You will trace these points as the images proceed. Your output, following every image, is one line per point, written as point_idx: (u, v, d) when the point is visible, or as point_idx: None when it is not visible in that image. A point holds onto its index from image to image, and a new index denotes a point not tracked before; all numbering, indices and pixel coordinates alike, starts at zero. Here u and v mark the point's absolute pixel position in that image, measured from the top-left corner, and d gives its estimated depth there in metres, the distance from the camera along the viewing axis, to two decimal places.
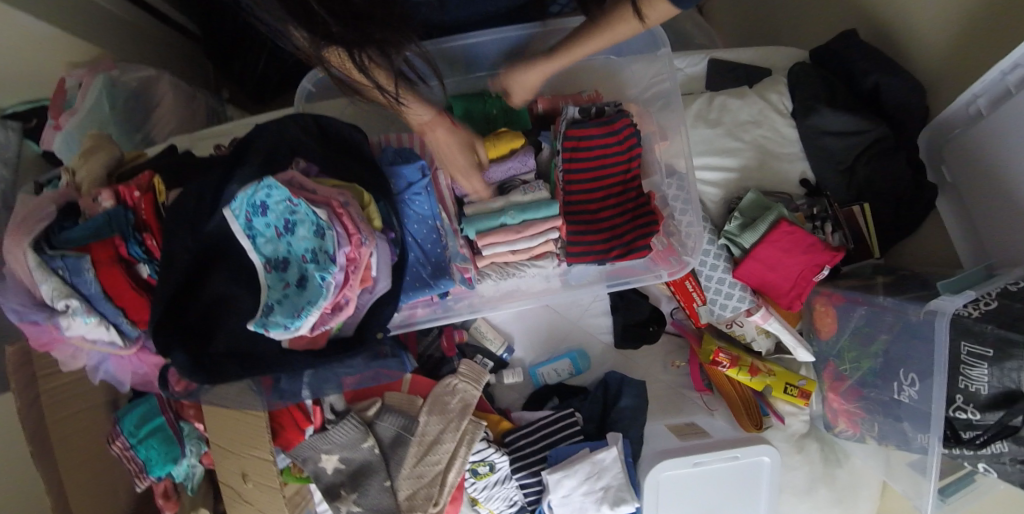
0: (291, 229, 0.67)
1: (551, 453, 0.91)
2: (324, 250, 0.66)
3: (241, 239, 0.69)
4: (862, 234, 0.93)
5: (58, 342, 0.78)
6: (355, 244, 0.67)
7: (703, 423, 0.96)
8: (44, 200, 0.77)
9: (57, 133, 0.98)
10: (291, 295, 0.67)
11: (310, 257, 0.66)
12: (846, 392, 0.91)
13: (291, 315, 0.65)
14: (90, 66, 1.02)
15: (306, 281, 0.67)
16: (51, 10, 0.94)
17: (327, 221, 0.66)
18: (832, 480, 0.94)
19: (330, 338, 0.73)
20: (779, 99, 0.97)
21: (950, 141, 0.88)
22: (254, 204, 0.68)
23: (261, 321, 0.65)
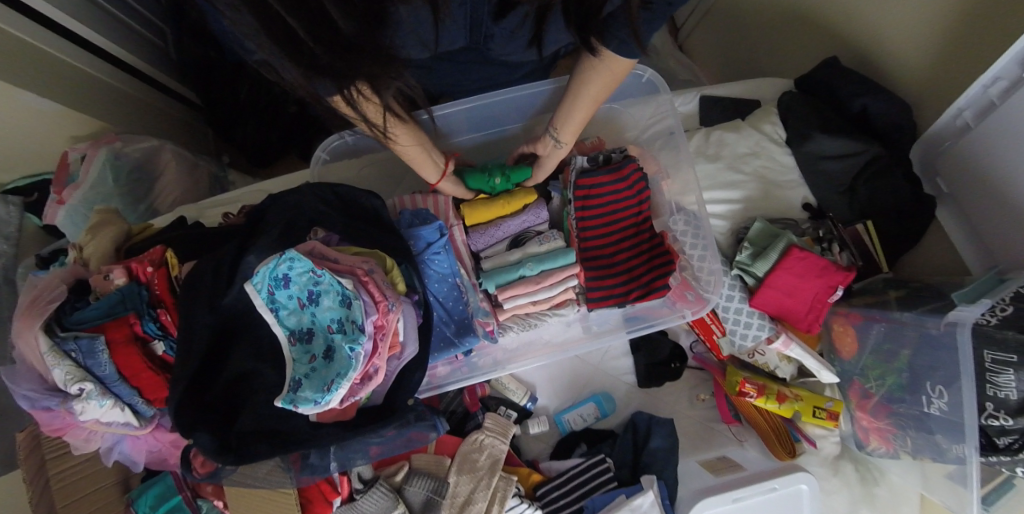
0: (316, 300, 0.66)
1: (588, 503, 0.89)
2: (352, 319, 0.65)
3: (264, 313, 0.67)
4: (870, 252, 0.95)
5: (72, 426, 0.75)
6: (383, 310, 0.66)
7: (735, 455, 0.94)
8: (54, 280, 0.78)
9: (60, 208, 0.97)
10: (318, 368, 0.66)
11: (337, 327, 0.65)
12: (874, 408, 0.90)
13: (321, 390, 0.63)
14: (93, 141, 1.03)
15: (333, 353, 0.66)
16: (52, 87, 0.95)
17: (353, 290, 0.65)
18: (872, 500, 0.93)
19: (359, 408, 0.71)
20: (773, 129, 0.99)
21: (942, 154, 0.91)
22: (276, 276, 0.67)
23: (290, 397, 0.63)
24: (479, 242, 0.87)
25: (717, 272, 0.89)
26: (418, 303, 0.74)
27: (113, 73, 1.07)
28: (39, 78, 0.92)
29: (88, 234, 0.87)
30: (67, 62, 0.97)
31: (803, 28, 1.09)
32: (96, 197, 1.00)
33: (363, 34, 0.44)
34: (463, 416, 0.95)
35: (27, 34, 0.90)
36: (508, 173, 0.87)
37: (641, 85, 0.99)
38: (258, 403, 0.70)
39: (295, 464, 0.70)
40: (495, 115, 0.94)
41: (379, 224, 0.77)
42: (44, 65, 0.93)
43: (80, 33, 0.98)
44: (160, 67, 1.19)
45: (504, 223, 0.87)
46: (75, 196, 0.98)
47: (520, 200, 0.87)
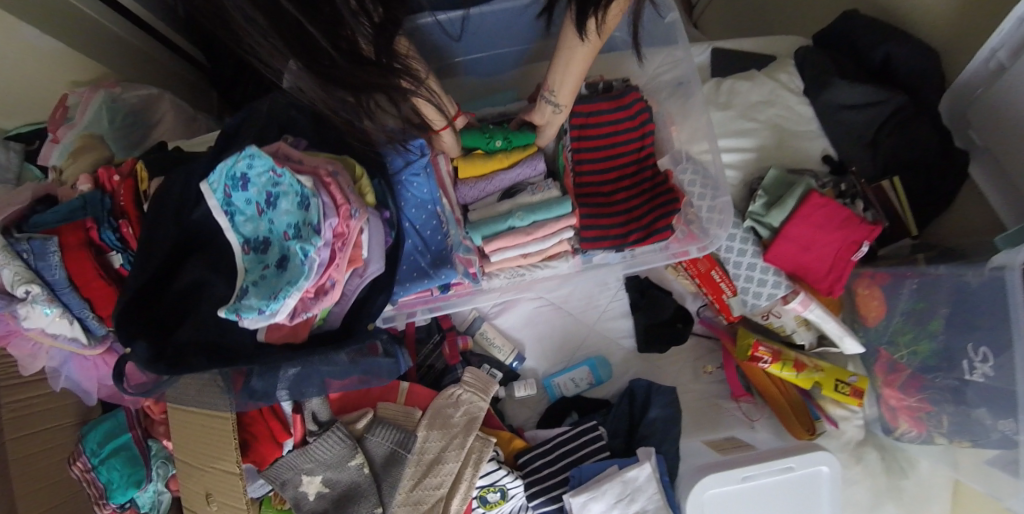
0: (274, 204, 0.62)
1: (573, 473, 0.79)
2: (309, 222, 0.60)
3: (219, 218, 0.63)
4: (896, 210, 0.85)
5: (16, 336, 0.72)
6: (344, 215, 0.61)
7: (746, 437, 0.82)
8: (23, 189, 0.76)
9: (55, 148, 0.95)
10: (269, 277, 0.60)
11: (293, 233, 0.60)
12: (903, 383, 0.77)
13: (267, 298, 0.57)
14: (93, 85, 1.00)
15: (287, 260, 0.60)
16: (64, 31, 0.94)
17: (312, 190, 0.61)
18: (898, 493, 0.78)
19: (313, 330, 0.65)
20: (789, 78, 0.92)
21: (974, 103, 0.81)
22: (233, 176, 0.62)
23: (233, 307, 0.58)
24: (468, 195, 0.81)
25: (724, 214, 0.80)
26: (392, 223, 0.70)
27: (127, 28, 1.06)
28: (51, 20, 0.91)
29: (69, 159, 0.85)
30: (83, 11, 0.97)
31: None
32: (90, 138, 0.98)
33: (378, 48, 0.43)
34: (441, 372, 0.87)
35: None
36: (511, 137, 0.79)
37: (659, 29, 0.92)
38: (206, 313, 0.64)
39: (240, 383, 0.65)
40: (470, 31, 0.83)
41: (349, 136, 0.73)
42: (60, 10, 0.93)
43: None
44: (176, 27, 1.18)
45: (497, 176, 0.81)
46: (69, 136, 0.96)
47: (518, 154, 0.80)
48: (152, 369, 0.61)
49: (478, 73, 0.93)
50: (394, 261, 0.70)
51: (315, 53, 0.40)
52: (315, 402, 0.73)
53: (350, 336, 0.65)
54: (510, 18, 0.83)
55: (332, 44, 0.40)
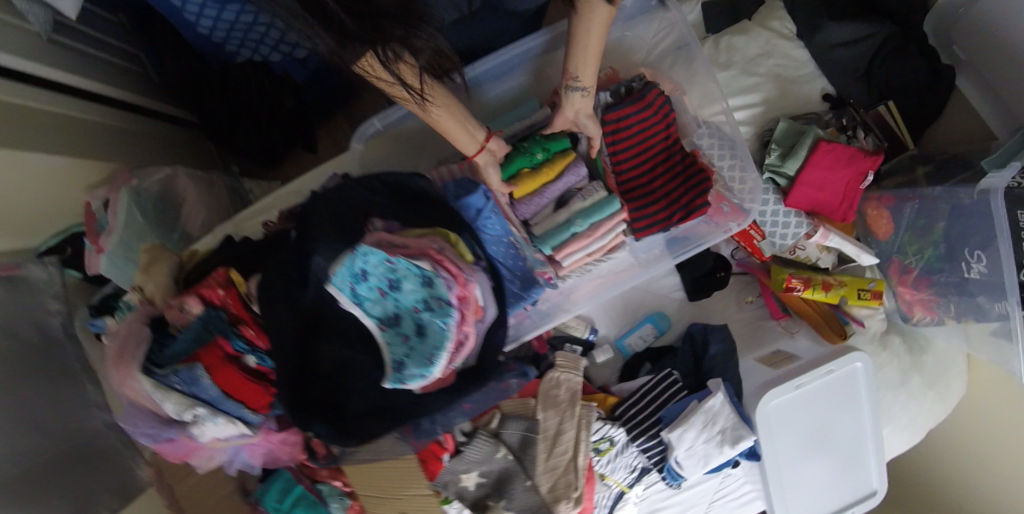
0: (397, 286, 0.71)
1: (664, 413, 0.97)
2: (437, 296, 0.70)
3: (350, 309, 0.72)
4: (893, 131, 0.96)
5: (195, 451, 0.86)
6: (462, 282, 0.71)
7: (788, 347, 1.01)
8: (134, 321, 0.87)
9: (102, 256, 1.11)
10: (415, 346, 0.72)
11: (423, 306, 0.71)
12: (918, 281, 0.95)
13: (425, 364, 0.70)
14: (110, 185, 1.16)
15: (425, 329, 0.71)
16: (58, 142, 1.05)
17: (432, 270, 0.70)
18: (921, 367, 0.98)
19: (457, 372, 0.77)
20: (780, 24, 0.99)
21: (956, 22, 0.93)
22: (355, 273, 0.70)
23: (397, 376, 0.71)
24: (527, 212, 0.89)
25: (754, 182, 0.92)
26: (487, 267, 0.79)
27: (106, 113, 1.19)
28: (39, 137, 1.00)
29: (144, 274, 0.97)
30: (57, 110, 1.06)
31: None
32: (128, 236, 1.13)
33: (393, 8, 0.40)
34: (533, 358, 1.02)
35: (20, 96, 0.97)
36: (548, 146, 0.88)
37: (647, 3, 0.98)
38: (360, 386, 0.76)
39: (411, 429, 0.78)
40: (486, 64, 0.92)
41: (419, 199, 0.80)
42: (42, 120, 1.02)
43: (57, 79, 1.06)
44: (136, 93, 1.27)
45: (547, 189, 0.88)
46: (111, 242, 1.11)
47: (561, 162, 0.88)
48: (341, 443, 0.74)
49: (487, 107, 0.99)
50: (501, 297, 0.80)
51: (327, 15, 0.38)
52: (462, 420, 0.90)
53: (485, 373, 0.77)
54: (522, 63, 0.96)
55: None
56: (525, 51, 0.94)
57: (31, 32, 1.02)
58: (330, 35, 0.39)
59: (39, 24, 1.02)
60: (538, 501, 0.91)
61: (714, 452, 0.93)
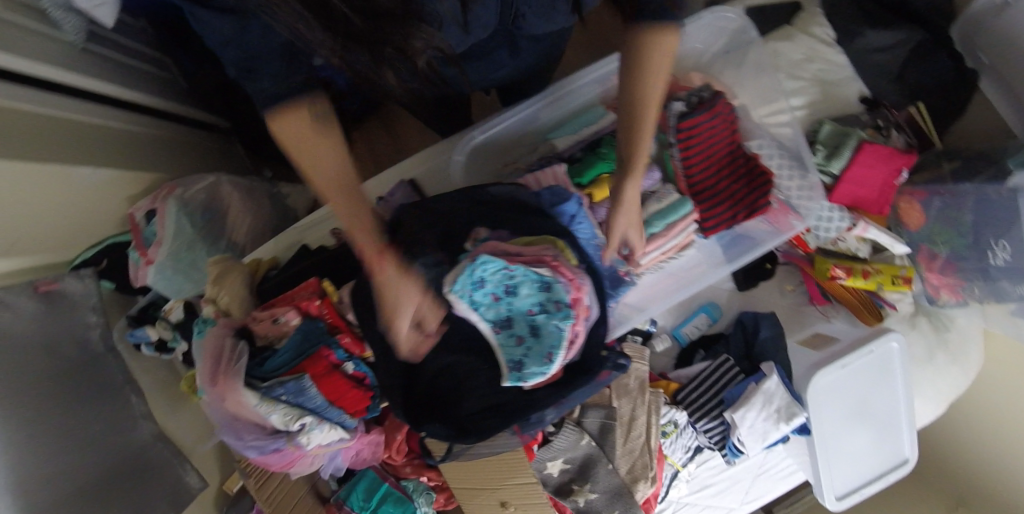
0: (514, 291, 0.75)
1: (725, 395, 1.05)
2: (553, 299, 0.75)
3: (466, 315, 0.75)
4: (922, 130, 1.07)
5: (298, 458, 0.91)
6: (577, 286, 0.74)
7: (827, 329, 1.11)
8: (220, 334, 0.88)
9: (151, 267, 1.07)
10: (531, 346, 0.76)
11: (539, 309, 0.76)
12: (943, 265, 1.06)
13: (543, 363, 0.74)
14: (153, 196, 1.13)
15: (539, 330, 0.76)
16: (101, 155, 1.03)
17: (551, 275, 0.73)
18: (946, 345, 1.11)
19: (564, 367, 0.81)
20: (821, 30, 1.08)
21: (980, 30, 1.03)
22: (474, 280, 0.73)
23: (518, 375, 0.75)
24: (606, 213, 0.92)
25: (812, 185, 0.99)
26: (590, 268, 0.83)
27: (144, 122, 1.17)
28: (77, 150, 0.97)
29: (217, 285, 0.94)
30: (91, 121, 1.02)
31: None
32: (178, 247, 1.11)
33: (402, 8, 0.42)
34: None
35: (56, 110, 0.94)
36: None
37: (706, 21, 1.02)
38: (473, 388, 0.80)
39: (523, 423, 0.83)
40: (547, 96, 0.97)
41: (520, 209, 0.83)
42: (77, 133, 0.98)
43: (89, 89, 1.01)
44: (167, 100, 1.23)
45: None
46: (161, 253, 1.08)
47: None
48: (461, 441, 0.77)
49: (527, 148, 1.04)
50: (603, 297, 0.83)
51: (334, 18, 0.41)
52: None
53: (589, 370, 0.81)
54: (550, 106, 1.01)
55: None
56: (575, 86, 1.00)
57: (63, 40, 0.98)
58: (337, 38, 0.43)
59: (72, 32, 0.97)
60: (620, 482, 0.98)
61: (771, 428, 1.01)
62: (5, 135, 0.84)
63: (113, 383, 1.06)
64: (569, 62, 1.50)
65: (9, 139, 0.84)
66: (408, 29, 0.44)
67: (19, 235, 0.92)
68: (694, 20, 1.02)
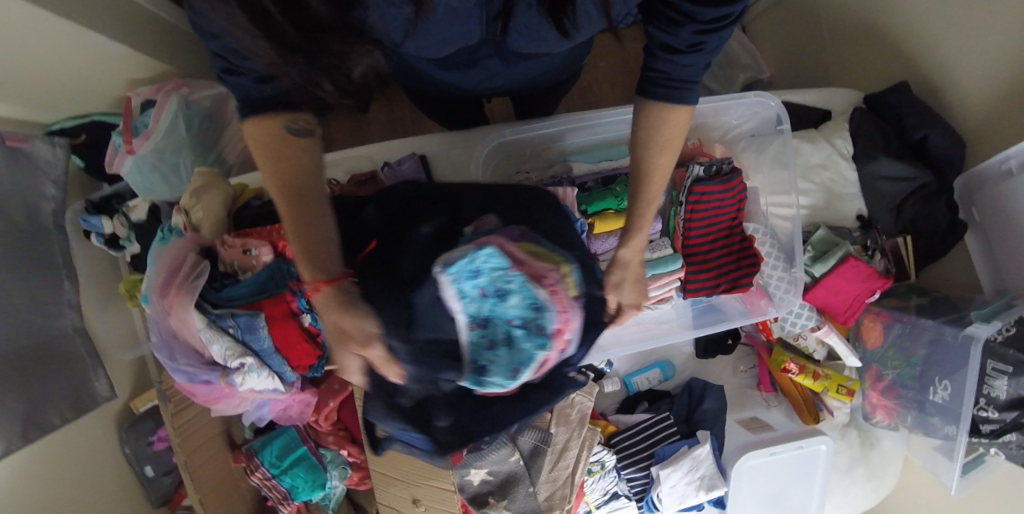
0: (504, 296, 0.52)
1: (658, 450, 1.06)
2: (540, 322, 0.53)
3: None
4: (903, 262, 1.14)
5: (225, 396, 0.89)
6: (566, 313, 0.54)
7: (764, 416, 1.16)
8: (185, 246, 0.86)
9: (130, 157, 1.05)
10: (499, 359, 0.53)
11: (521, 327, 0.52)
12: (886, 388, 1.13)
13: (508, 377, 0.54)
14: (158, 88, 1.09)
15: (513, 348, 0.53)
16: (117, 31, 1.00)
17: (545, 298, 0.53)
18: (867, 460, 1.17)
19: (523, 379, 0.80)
20: (843, 144, 1.15)
21: (981, 189, 1.07)
22: (474, 270, 0.51)
23: (473, 379, 0.53)
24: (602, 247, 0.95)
25: (794, 283, 1.02)
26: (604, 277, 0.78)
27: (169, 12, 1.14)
28: (77, 16, 0.91)
29: (194, 197, 0.89)
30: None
31: (874, 44, 1.21)
32: (163, 146, 1.08)
33: (339, 14, 0.41)
34: None
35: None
36: None
37: (748, 101, 1.04)
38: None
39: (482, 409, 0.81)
40: (575, 118, 0.99)
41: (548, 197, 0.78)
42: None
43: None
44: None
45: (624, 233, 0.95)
46: (144, 146, 1.06)
47: None
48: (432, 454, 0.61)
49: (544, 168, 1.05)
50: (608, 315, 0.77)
51: (270, 27, 0.40)
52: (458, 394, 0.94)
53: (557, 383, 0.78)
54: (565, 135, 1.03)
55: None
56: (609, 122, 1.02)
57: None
58: (271, 46, 0.42)
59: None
60: (535, 506, 0.97)
61: (691, 493, 1.03)
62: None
63: (51, 262, 1.02)
64: (601, 91, 1.52)
65: None
66: (346, 44, 0.44)
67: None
68: (739, 96, 1.03)
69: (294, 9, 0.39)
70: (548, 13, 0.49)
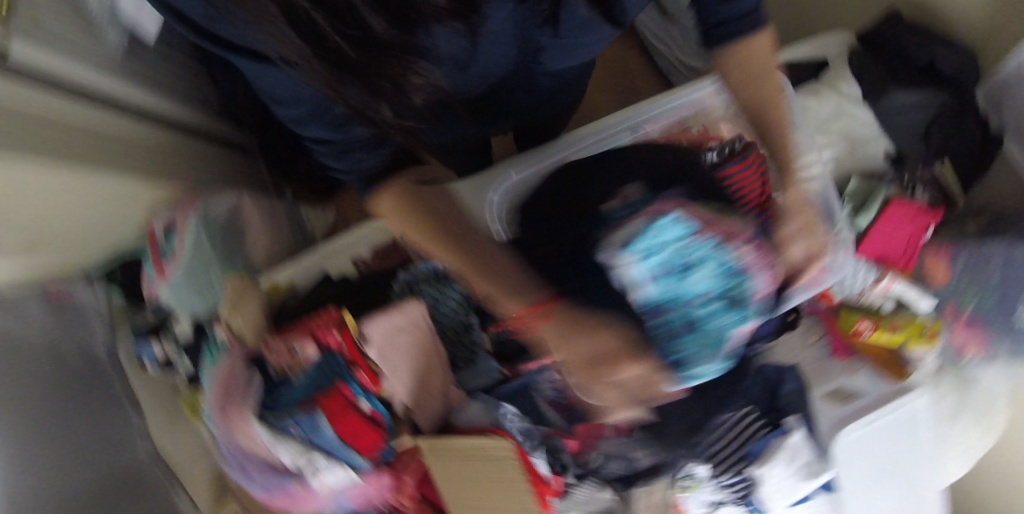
0: (688, 269, 0.77)
1: (750, 449, 1.01)
2: (740, 280, 0.78)
3: (633, 282, 0.79)
4: (947, 188, 1.10)
5: (306, 499, 0.87)
6: (763, 258, 0.80)
7: (849, 385, 1.09)
8: (236, 363, 0.87)
9: (164, 284, 1.07)
10: (700, 323, 0.75)
11: (720, 292, 0.78)
12: (972, 323, 1.05)
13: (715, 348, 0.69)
14: (176, 208, 1.09)
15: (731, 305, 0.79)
16: None
17: (740, 262, 0.78)
18: (969, 402, 1.09)
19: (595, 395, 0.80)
20: (848, 87, 1.11)
21: (1008, 94, 1.02)
22: (652, 246, 0.77)
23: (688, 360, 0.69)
24: None
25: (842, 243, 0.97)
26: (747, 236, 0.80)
27: None
28: None
29: (233, 309, 0.90)
30: None
31: None
32: (194, 264, 1.08)
33: (398, 33, 0.44)
34: None
35: (94, 113, 0.88)
36: None
37: None
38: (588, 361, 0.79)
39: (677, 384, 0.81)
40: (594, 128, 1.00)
41: (651, 185, 0.86)
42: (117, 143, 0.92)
43: (127, 97, 0.96)
44: (197, 111, 1.17)
45: None
46: (174, 270, 1.07)
47: None
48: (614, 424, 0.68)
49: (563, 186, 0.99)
50: (769, 263, 0.80)
51: (327, 50, 0.41)
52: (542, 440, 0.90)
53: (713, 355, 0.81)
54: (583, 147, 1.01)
55: (331, 24, 0.39)
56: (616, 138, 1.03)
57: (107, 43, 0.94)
58: (325, 68, 0.42)
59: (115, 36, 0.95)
60: None
61: (796, 485, 0.99)
62: (51, 136, 0.78)
63: None
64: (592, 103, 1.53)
65: None
66: (403, 59, 0.46)
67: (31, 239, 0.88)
68: None
69: (355, 25, 0.41)
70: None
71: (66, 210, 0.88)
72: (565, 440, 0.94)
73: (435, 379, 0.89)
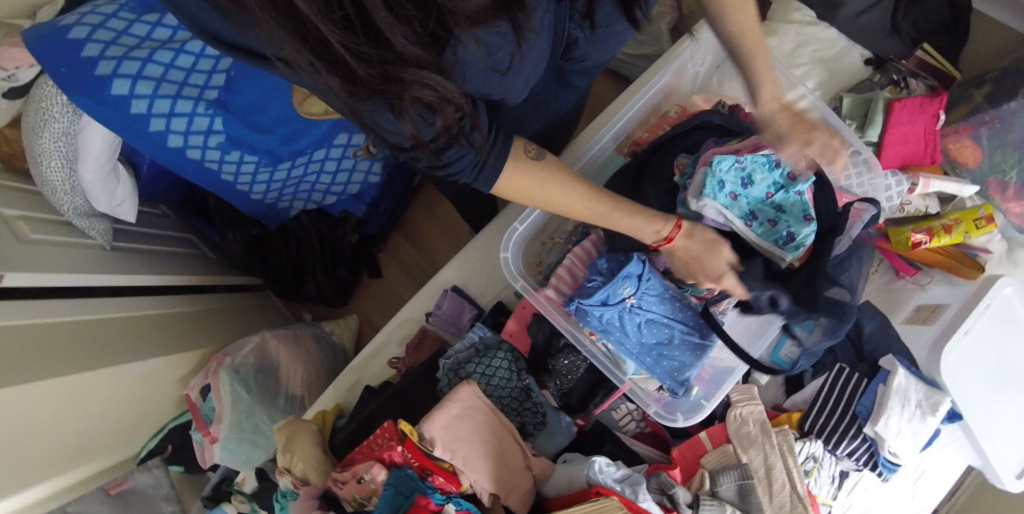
0: (749, 183, 0.76)
1: (858, 408, 0.93)
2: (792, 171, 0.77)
3: (716, 218, 0.76)
4: (940, 70, 1.06)
5: None
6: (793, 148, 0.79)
7: (929, 300, 1.01)
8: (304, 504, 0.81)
9: (216, 445, 1.01)
10: (785, 220, 0.76)
11: (777, 190, 0.77)
12: (1021, 191, 1.00)
13: (807, 221, 0.75)
14: (206, 370, 1.07)
15: (784, 205, 0.77)
16: (160, 339, 1.01)
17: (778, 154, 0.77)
18: None
19: (687, 402, 0.77)
20: (801, 15, 1.10)
21: None
22: (719, 182, 0.75)
23: (795, 246, 0.75)
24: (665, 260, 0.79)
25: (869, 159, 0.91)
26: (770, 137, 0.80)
27: (185, 299, 1.14)
28: (121, 348, 0.91)
29: (287, 453, 0.86)
30: (141, 313, 1.00)
31: None
32: (238, 417, 1.05)
33: (423, 42, 0.40)
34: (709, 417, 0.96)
35: (104, 310, 0.93)
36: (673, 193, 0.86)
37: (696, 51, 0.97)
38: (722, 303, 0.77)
39: (803, 256, 0.78)
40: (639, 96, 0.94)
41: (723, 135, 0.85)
42: (135, 327, 0.97)
43: (132, 284, 1.01)
44: (203, 274, 1.22)
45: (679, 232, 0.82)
46: (223, 429, 1.02)
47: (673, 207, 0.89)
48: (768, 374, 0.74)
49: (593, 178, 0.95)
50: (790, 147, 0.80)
51: (335, 61, 0.38)
52: (643, 482, 0.77)
53: (835, 227, 0.78)
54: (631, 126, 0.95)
55: (343, 42, 0.36)
56: (652, 96, 0.96)
57: (93, 245, 1.00)
58: (336, 79, 0.39)
59: (100, 235, 1.00)
60: None
61: (921, 426, 0.89)
62: (68, 342, 0.83)
63: None
64: None
65: (63, 347, 0.81)
66: (421, 76, 0.42)
67: (81, 446, 0.88)
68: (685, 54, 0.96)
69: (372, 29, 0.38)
70: (524, 23, 0.48)
71: (108, 407, 0.90)
72: (670, 470, 0.84)
73: (516, 456, 0.81)
